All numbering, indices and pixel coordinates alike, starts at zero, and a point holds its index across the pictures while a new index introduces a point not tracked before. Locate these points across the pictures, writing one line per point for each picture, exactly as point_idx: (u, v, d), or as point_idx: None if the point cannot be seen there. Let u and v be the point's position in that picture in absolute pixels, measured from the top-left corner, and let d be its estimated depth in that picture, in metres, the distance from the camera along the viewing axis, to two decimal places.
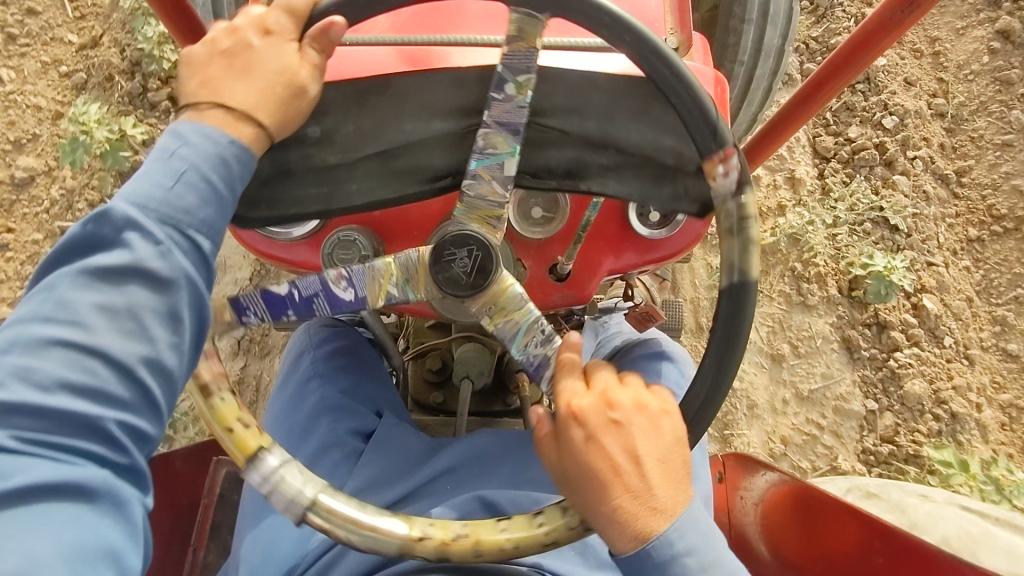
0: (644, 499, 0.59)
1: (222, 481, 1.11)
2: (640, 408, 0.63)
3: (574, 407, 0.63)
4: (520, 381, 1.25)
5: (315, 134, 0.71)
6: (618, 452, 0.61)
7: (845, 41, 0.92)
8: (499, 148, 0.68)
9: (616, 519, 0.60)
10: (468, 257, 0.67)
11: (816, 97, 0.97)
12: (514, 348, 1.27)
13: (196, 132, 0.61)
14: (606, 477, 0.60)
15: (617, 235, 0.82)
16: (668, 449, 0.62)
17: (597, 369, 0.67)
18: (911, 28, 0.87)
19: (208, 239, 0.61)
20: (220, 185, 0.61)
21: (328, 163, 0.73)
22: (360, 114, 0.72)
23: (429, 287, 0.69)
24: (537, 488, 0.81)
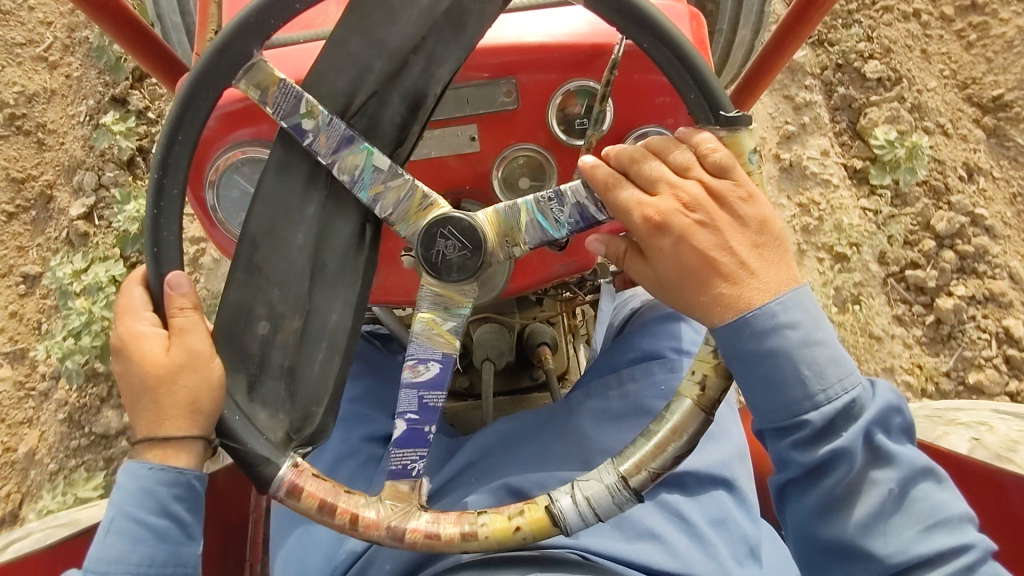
0: (743, 286, 0.61)
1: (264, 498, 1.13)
2: (714, 198, 0.62)
3: (654, 216, 0.61)
4: (543, 355, 1.23)
5: (265, 329, 0.66)
6: (709, 245, 0.61)
7: None
8: (358, 166, 0.63)
9: (722, 303, 0.61)
10: (449, 238, 0.63)
11: (799, 25, 0.92)
12: (533, 321, 1.26)
13: (120, 488, 0.64)
14: (699, 269, 0.61)
15: None
16: (757, 232, 0.62)
17: (650, 165, 0.62)
18: None
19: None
20: (154, 517, 0.63)
21: (299, 332, 0.66)
22: (265, 277, 0.66)
23: (471, 293, 0.65)
24: (564, 466, 0.78)
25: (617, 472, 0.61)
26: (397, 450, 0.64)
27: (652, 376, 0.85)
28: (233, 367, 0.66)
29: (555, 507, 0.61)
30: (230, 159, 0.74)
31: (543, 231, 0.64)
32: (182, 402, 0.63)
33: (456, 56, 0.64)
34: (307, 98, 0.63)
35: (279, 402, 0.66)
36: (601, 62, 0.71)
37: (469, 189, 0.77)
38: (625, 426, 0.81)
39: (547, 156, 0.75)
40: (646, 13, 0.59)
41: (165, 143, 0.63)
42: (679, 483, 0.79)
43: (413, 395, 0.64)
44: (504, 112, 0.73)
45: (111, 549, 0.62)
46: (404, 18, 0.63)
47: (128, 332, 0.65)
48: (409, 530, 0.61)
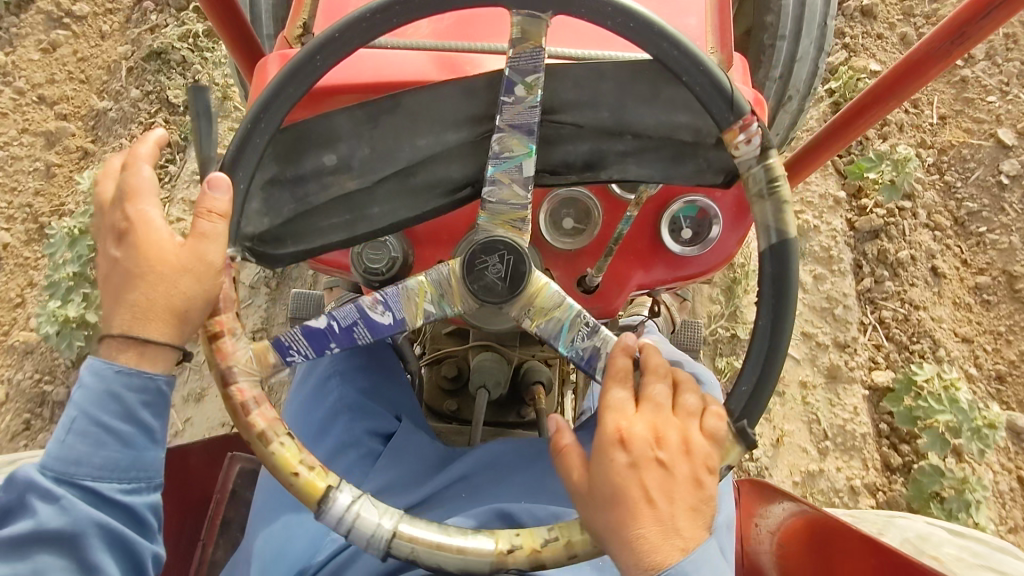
0: (667, 540, 0.56)
1: (235, 476, 1.12)
2: (687, 450, 0.58)
3: (624, 432, 0.58)
4: (534, 394, 1.23)
5: (328, 161, 0.72)
6: (658, 486, 0.56)
7: (885, 72, 0.89)
8: (514, 151, 0.66)
9: (633, 548, 0.56)
10: (500, 262, 0.66)
11: (851, 127, 0.94)
12: (530, 359, 1.26)
13: (80, 387, 0.61)
14: (635, 507, 0.56)
15: (647, 251, 0.81)
16: (705, 501, 0.58)
17: (654, 387, 0.61)
18: (952, 64, 0.85)
19: (117, 481, 0.62)
20: (118, 423, 0.61)
21: (343, 188, 0.74)
22: (364, 135, 0.72)
23: (467, 301, 0.67)
24: (554, 502, 0.80)
25: (396, 524, 0.60)
26: (301, 332, 0.68)
27: None
28: (275, 155, 0.71)
29: (333, 493, 0.61)
30: None
31: (558, 333, 0.67)
32: (172, 305, 0.60)
33: (650, 169, 0.72)
34: (540, 75, 0.65)
35: (278, 209, 0.72)
36: None
37: None
38: None
39: (596, 202, 0.78)
40: (788, 290, 0.62)
41: (301, 60, 0.65)
42: None
43: (354, 313, 0.68)
44: None
45: (73, 450, 0.60)
46: (654, 111, 0.69)
47: (137, 215, 0.62)
48: (256, 414, 0.63)
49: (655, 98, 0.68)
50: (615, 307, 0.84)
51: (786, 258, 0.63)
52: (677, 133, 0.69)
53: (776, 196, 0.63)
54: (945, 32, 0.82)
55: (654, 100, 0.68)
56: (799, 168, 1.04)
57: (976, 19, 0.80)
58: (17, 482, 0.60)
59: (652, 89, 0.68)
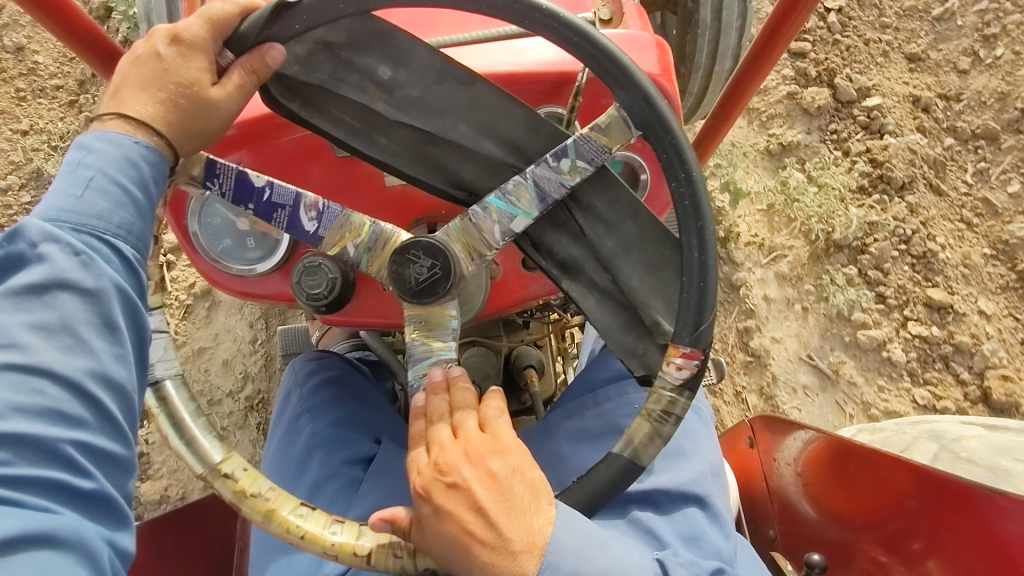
0: (498, 548, 0.55)
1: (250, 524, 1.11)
2: (471, 458, 0.57)
3: (415, 483, 0.58)
4: (529, 378, 1.24)
5: (382, 76, 0.69)
6: (465, 509, 0.55)
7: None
8: (520, 201, 0.66)
9: (482, 574, 0.55)
10: (428, 267, 0.64)
11: (768, 50, 0.98)
12: (521, 345, 1.27)
13: (98, 151, 0.62)
14: (459, 540, 0.55)
15: None
16: (513, 489, 0.56)
17: (435, 427, 0.60)
18: None
19: (129, 244, 0.62)
20: (136, 188, 0.62)
21: (369, 109, 0.70)
22: (430, 90, 0.69)
23: (377, 266, 0.68)
24: None
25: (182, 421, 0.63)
26: (242, 190, 0.70)
27: (627, 396, 0.83)
28: (338, 40, 0.67)
29: (154, 376, 0.64)
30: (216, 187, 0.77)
31: (421, 353, 0.65)
32: (188, 124, 0.67)
33: (601, 308, 0.70)
34: (589, 170, 0.65)
35: (304, 95, 0.70)
36: (566, 89, 0.74)
37: (444, 213, 0.81)
38: (601, 447, 0.80)
39: None
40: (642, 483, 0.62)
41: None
42: (650, 501, 0.75)
43: (293, 197, 0.69)
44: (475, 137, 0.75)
45: (91, 205, 0.60)
46: (635, 256, 0.69)
47: (194, 34, 0.67)
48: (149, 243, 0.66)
49: (648, 259, 0.69)
50: None
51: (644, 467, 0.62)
52: (639, 316, 0.69)
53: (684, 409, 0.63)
54: None
55: (652, 271, 0.69)
56: (732, 106, 1.08)
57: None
58: (25, 234, 0.58)
59: (652, 257, 0.69)
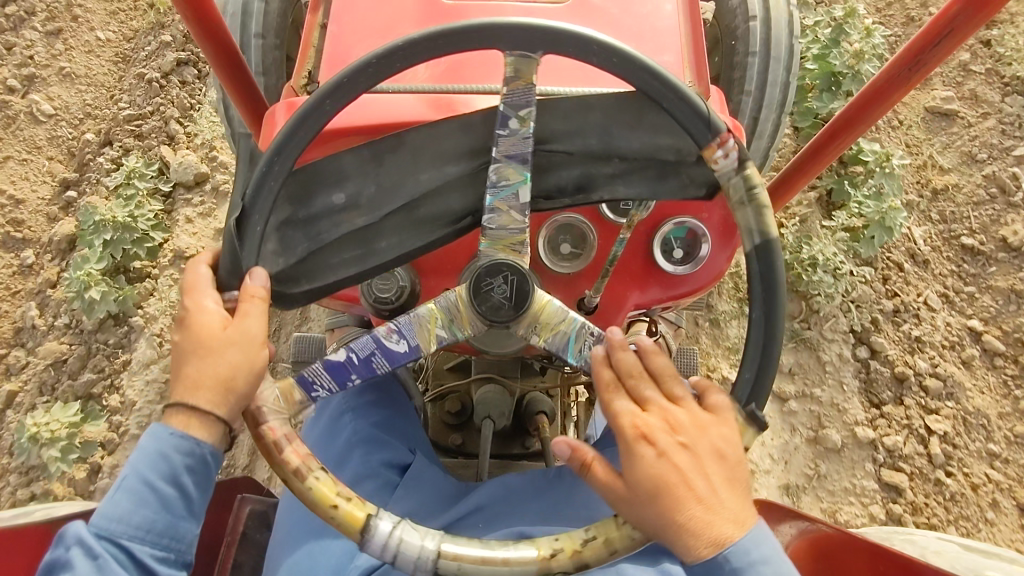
0: (710, 512, 0.61)
1: (245, 518, 1.10)
2: (674, 428, 0.64)
3: (642, 426, 0.64)
4: (540, 424, 1.26)
5: (339, 201, 0.74)
6: (688, 464, 0.62)
7: (856, 96, 0.93)
8: (509, 180, 0.69)
9: (682, 529, 0.61)
10: (504, 282, 0.69)
11: (827, 148, 1.00)
12: (534, 390, 1.29)
13: (139, 448, 0.64)
14: (671, 497, 0.61)
15: (641, 271, 0.85)
16: (731, 467, 0.64)
17: (642, 386, 0.66)
18: (918, 84, 0.89)
19: (150, 544, 0.63)
20: (164, 485, 0.63)
21: (355, 227, 0.75)
22: (377, 172, 0.74)
23: (475, 327, 0.71)
24: (571, 525, 0.81)
25: (438, 543, 0.62)
26: (326, 372, 0.70)
27: None
28: (289, 197, 0.72)
29: (374, 520, 0.63)
30: None
31: (564, 339, 0.71)
32: (219, 373, 0.64)
33: (643, 188, 0.74)
34: (531, 108, 0.67)
35: (289, 247, 0.73)
36: None
37: None
38: None
39: (590, 227, 0.82)
40: (777, 304, 0.68)
41: (309, 105, 0.66)
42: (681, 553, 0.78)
43: (371, 344, 0.70)
44: None
45: (117, 507, 0.63)
46: (640, 134, 0.71)
47: (195, 306, 0.68)
48: (290, 450, 0.65)
49: (643, 124, 0.71)
50: (618, 328, 0.86)
51: (776, 290, 0.68)
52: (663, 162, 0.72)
53: (755, 205, 0.68)
54: (905, 57, 0.86)
55: (648, 131, 0.71)
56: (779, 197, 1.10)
57: (930, 47, 0.84)
58: (67, 539, 0.63)
59: (636, 117, 0.71)
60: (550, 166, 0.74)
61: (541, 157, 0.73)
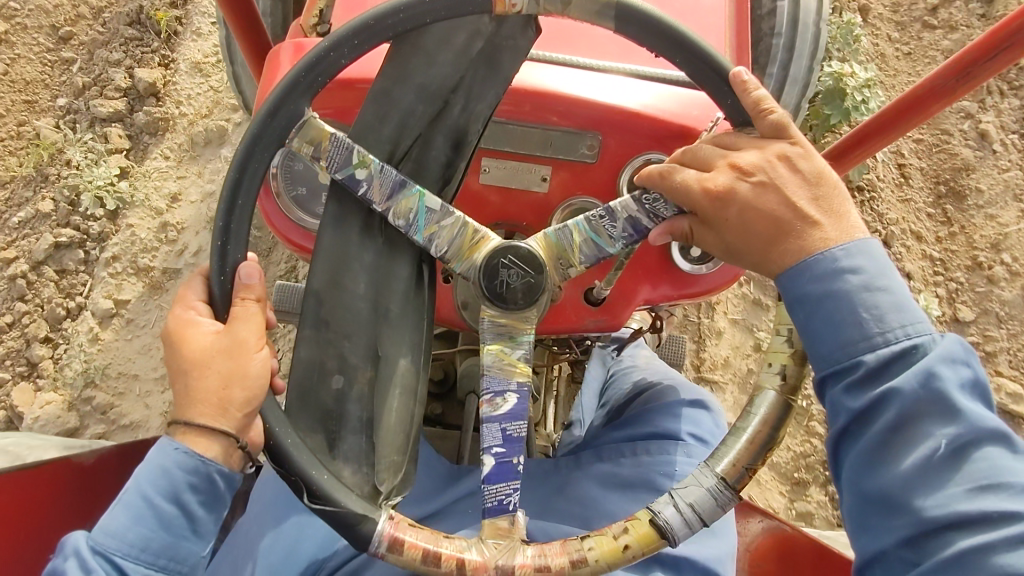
0: (807, 234, 0.60)
1: None
2: (744, 172, 0.63)
3: (714, 188, 0.63)
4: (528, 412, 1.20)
5: (339, 383, 0.64)
6: (776, 206, 0.62)
7: (889, 105, 0.88)
8: (412, 210, 0.65)
9: (790, 252, 0.61)
10: (513, 266, 0.64)
11: (847, 157, 0.93)
12: None
13: (142, 463, 0.59)
14: (768, 231, 0.62)
15: (657, 266, 0.81)
16: (816, 185, 0.62)
17: (704, 150, 0.66)
18: (961, 99, 0.84)
19: (145, 565, 0.58)
20: (164, 504, 0.58)
21: (371, 382, 0.65)
22: (333, 333, 0.64)
23: (534, 320, 0.65)
24: (565, 523, 0.76)
25: (714, 473, 0.59)
26: (490, 486, 0.61)
27: (668, 455, 0.82)
28: (313, 426, 0.63)
29: (660, 519, 0.58)
30: (306, 139, 0.74)
31: (597, 247, 0.65)
32: (213, 388, 0.60)
33: (492, 91, 0.68)
34: (358, 148, 0.64)
35: (360, 455, 0.63)
36: (682, 142, 0.77)
37: (525, 227, 0.78)
38: (631, 495, 0.78)
39: (601, 208, 0.77)
40: (690, 40, 0.62)
41: (232, 186, 0.63)
42: (674, 565, 0.74)
43: (496, 428, 0.62)
44: (581, 163, 0.77)
45: (115, 522, 0.58)
46: (444, 57, 0.66)
47: (182, 320, 0.63)
48: (518, 565, 0.56)
49: (440, 46, 0.66)
50: (622, 320, 0.82)
51: (681, 33, 0.62)
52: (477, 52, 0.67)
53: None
54: (954, 68, 0.81)
55: (450, 46, 0.66)
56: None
57: (982, 61, 0.79)
58: (64, 548, 0.58)
59: (423, 53, 0.66)
60: (421, 162, 0.67)
61: (407, 164, 0.67)
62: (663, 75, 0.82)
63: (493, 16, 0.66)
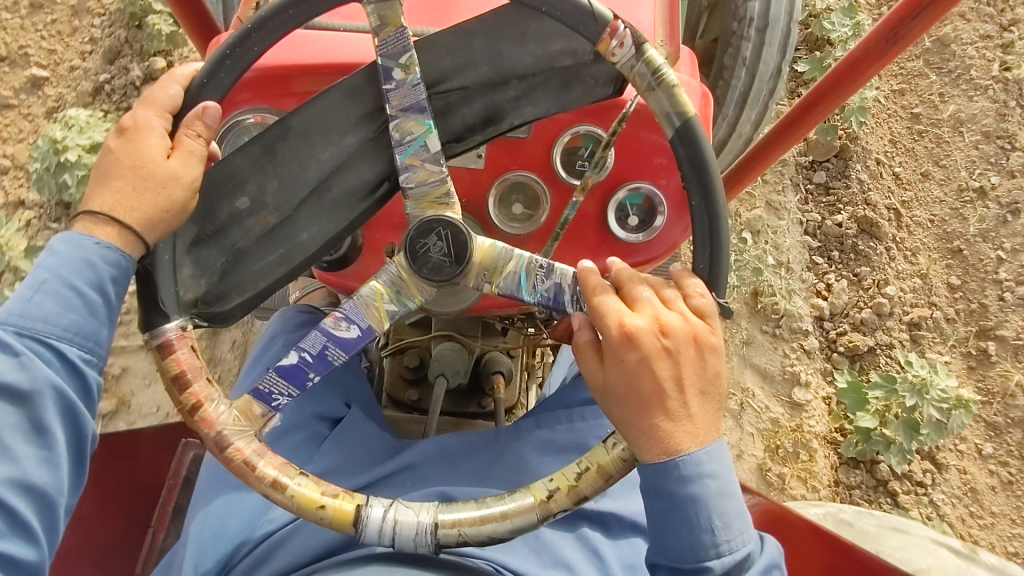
0: (679, 426, 0.60)
1: (188, 463, 1.08)
2: (665, 330, 0.61)
3: (628, 327, 0.61)
4: (495, 385, 1.23)
5: (242, 207, 0.68)
6: (669, 376, 0.60)
7: (830, 70, 0.89)
8: (413, 133, 0.66)
9: (654, 436, 0.60)
10: (438, 240, 0.66)
11: (799, 123, 0.95)
12: (493, 349, 1.26)
13: (55, 253, 0.61)
14: (648, 399, 0.60)
15: (596, 243, 0.81)
16: (710, 381, 0.62)
17: (637, 287, 0.63)
18: (894, 60, 0.85)
19: (76, 346, 0.61)
20: (89, 291, 0.61)
21: (266, 229, 0.69)
22: (273, 167, 0.68)
23: (426, 291, 0.67)
24: (498, 487, 0.80)
25: (434, 515, 0.61)
26: (276, 375, 0.65)
27: (601, 420, 0.86)
28: (195, 217, 0.67)
29: (365, 510, 0.61)
30: (237, 122, 0.76)
31: (518, 286, 0.67)
32: (154, 206, 0.63)
33: (549, 103, 0.71)
34: (412, 54, 0.65)
35: (209, 269, 0.68)
36: (612, 113, 0.76)
37: (466, 203, 0.80)
38: (565, 460, 0.83)
39: (544, 187, 0.79)
40: (714, 186, 0.65)
41: (273, 10, 0.63)
42: (601, 521, 0.76)
43: (320, 339, 0.66)
44: (515, 139, 0.77)
45: (39, 308, 0.59)
46: (531, 47, 0.69)
47: (142, 118, 0.65)
48: (235, 446, 0.62)
49: (534, 39, 0.68)
50: None
51: (710, 174, 0.65)
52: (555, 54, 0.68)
53: (666, 87, 0.64)
54: (883, 29, 0.82)
55: (534, 37, 0.68)
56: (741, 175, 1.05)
57: (907, 20, 0.80)
58: None
59: (521, 30, 0.68)
60: (451, 106, 0.70)
61: (438, 100, 0.70)
62: None
63: (593, 49, 0.67)
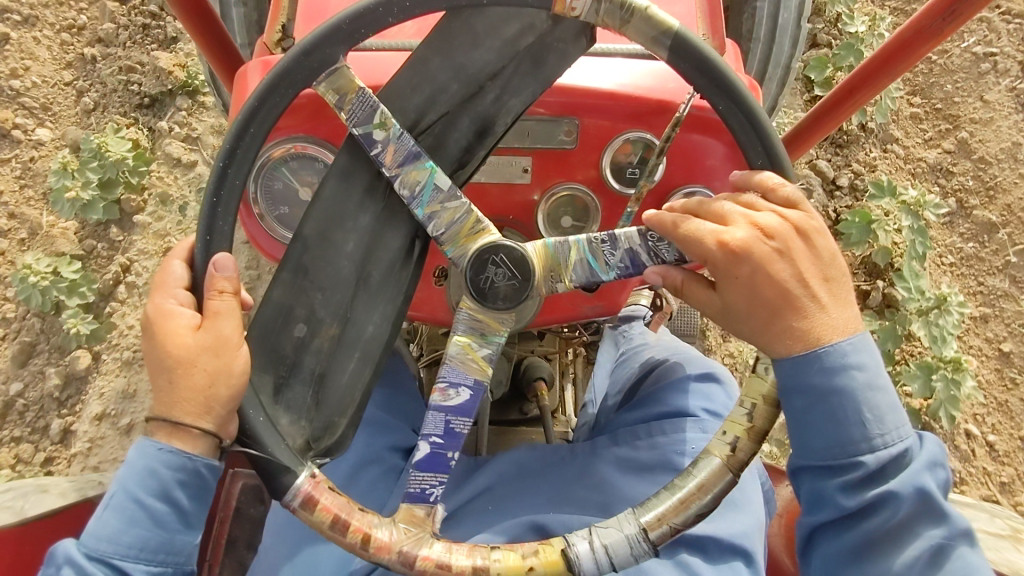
0: (813, 319, 0.59)
1: (237, 493, 1.08)
2: (764, 233, 0.59)
3: (731, 243, 0.59)
4: (538, 391, 1.21)
5: (302, 332, 0.64)
6: (789, 277, 0.59)
7: (878, 50, 0.86)
8: (419, 182, 0.63)
9: (790, 334, 0.59)
10: (500, 266, 0.63)
11: (843, 105, 0.92)
12: (530, 354, 1.23)
13: (126, 464, 0.59)
14: (774, 304, 0.59)
15: None
16: (827, 265, 0.60)
17: (720, 203, 0.61)
18: (947, 39, 0.82)
19: (143, 562, 0.59)
20: (154, 501, 0.59)
21: (334, 341, 0.65)
22: (310, 282, 0.65)
23: (510, 322, 0.65)
24: (582, 512, 0.77)
25: (637, 522, 0.59)
26: (417, 472, 0.62)
27: (682, 433, 0.81)
28: (263, 366, 0.64)
29: (572, 551, 0.58)
30: (282, 152, 0.73)
31: (591, 271, 0.64)
32: (199, 385, 0.59)
33: (530, 89, 0.65)
34: (382, 110, 0.63)
35: (303, 408, 0.64)
36: (663, 118, 0.73)
37: (511, 220, 0.78)
38: (649, 478, 0.78)
39: (595, 199, 0.76)
40: (737, 88, 0.62)
41: (259, 97, 0.62)
42: (698, 546, 0.74)
43: (440, 417, 0.63)
44: (561, 151, 0.74)
45: (108, 526, 0.58)
46: (488, 43, 0.64)
47: (159, 309, 0.61)
48: (421, 556, 0.58)
49: (488, 31, 0.64)
50: (621, 304, 0.83)
51: (728, 80, 0.61)
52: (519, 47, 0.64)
53: (640, 14, 0.59)
54: (938, 7, 0.79)
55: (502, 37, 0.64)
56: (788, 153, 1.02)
57: None
58: (56, 557, 0.58)
59: (469, 33, 0.64)
60: (440, 139, 0.66)
61: (427, 137, 0.66)
62: (622, 49, 0.77)
63: (551, 14, 0.63)
